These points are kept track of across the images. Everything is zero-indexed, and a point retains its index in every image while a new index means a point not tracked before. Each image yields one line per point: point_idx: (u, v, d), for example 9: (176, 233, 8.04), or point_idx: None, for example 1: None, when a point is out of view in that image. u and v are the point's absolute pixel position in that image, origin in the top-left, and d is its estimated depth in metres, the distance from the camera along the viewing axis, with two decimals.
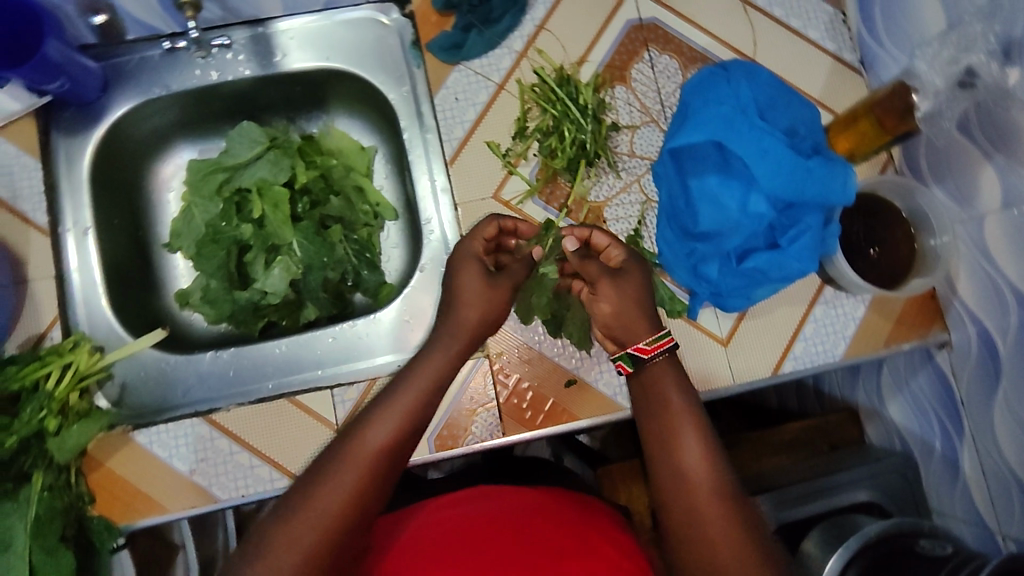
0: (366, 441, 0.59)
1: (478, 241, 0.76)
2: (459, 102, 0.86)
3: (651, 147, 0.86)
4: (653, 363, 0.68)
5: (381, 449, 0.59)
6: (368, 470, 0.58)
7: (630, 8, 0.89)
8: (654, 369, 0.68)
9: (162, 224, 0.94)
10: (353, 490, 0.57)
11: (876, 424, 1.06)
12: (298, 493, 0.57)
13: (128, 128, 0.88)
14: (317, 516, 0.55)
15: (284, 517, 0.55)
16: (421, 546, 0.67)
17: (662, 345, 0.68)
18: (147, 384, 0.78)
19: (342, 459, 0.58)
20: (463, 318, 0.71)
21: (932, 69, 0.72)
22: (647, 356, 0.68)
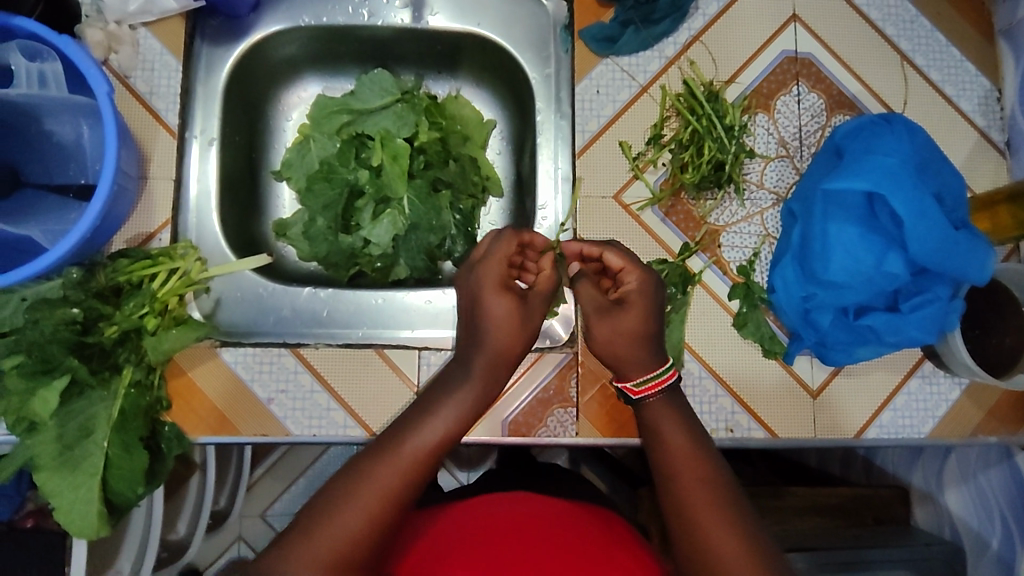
0: (405, 451, 0.59)
1: (495, 262, 0.71)
2: (600, 95, 0.84)
3: (781, 183, 0.84)
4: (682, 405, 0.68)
5: (415, 459, 0.59)
6: (402, 481, 0.58)
7: (788, 39, 0.87)
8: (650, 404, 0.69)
9: (275, 152, 0.93)
10: (387, 497, 0.57)
11: (927, 508, 1.05)
12: (336, 490, 0.57)
13: (267, 51, 0.87)
14: (347, 528, 0.55)
15: (318, 516, 0.56)
16: (452, 543, 0.68)
17: (653, 385, 0.69)
18: (242, 305, 0.79)
19: (379, 464, 0.59)
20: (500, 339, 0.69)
21: None
22: (635, 396, 0.69)
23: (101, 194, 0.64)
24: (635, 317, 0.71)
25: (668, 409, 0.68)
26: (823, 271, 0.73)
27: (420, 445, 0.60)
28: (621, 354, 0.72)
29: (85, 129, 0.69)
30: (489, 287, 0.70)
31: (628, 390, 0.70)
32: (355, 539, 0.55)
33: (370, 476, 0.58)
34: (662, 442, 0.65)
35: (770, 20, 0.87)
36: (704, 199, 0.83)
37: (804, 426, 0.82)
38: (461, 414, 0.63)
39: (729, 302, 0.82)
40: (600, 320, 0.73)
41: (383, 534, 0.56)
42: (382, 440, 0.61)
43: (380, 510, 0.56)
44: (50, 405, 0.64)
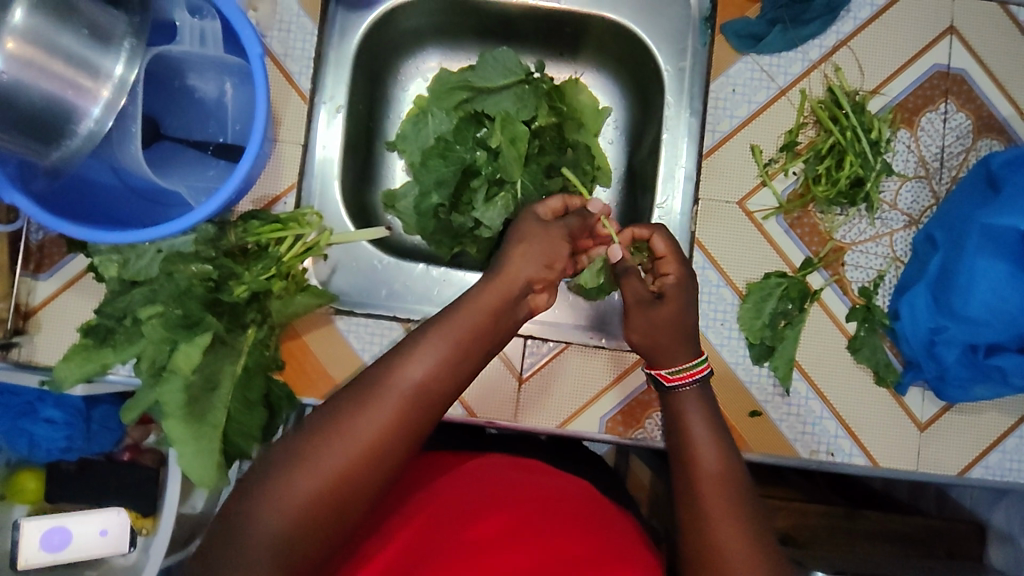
0: (419, 359, 0.58)
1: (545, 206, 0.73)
2: (735, 94, 0.81)
3: (916, 206, 0.80)
4: None
5: (420, 389, 0.57)
6: (408, 406, 0.57)
7: (942, 51, 0.82)
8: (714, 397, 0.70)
9: (391, 123, 0.92)
10: (402, 401, 0.56)
11: (1004, 549, 1.02)
12: (350, 398, 0.57)
13: (397, 20, 0.86)
14: (347, 446, 0.54)
15: (329, 422, 0.55)
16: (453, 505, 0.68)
17: (689, 375, 0.70)
18: (356, 276, 0.79)
19: (388, 383, 0.57)
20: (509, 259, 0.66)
21: None
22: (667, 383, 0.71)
23: (248, 156, 0.65)
24: (671, 311, 0.72)
25: (701, 402, 0.70)
26: (962, 305, 0.70)
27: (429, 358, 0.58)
28: (661, 342, 0.72)
29: (229, 88, 0.69)
30: (529, 220, 0.70)
31: (662, 376, 0.71)
32: (369, 448, 0.55)
33: (385, 384, 0.57)
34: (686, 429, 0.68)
35: (926, 29, 0.82)
36: (833, 214, 0.80)
37: (908, 456, 0.80)
38: (476, 326, 0.61)
39: (846, 323, 0.80)
40: (640, 313, 0.73)
41: (396, 444, 0.56)
42: (399, 349, 0.60)
43: (386, 429, 0.56)
44: (194, 358, 0.64)
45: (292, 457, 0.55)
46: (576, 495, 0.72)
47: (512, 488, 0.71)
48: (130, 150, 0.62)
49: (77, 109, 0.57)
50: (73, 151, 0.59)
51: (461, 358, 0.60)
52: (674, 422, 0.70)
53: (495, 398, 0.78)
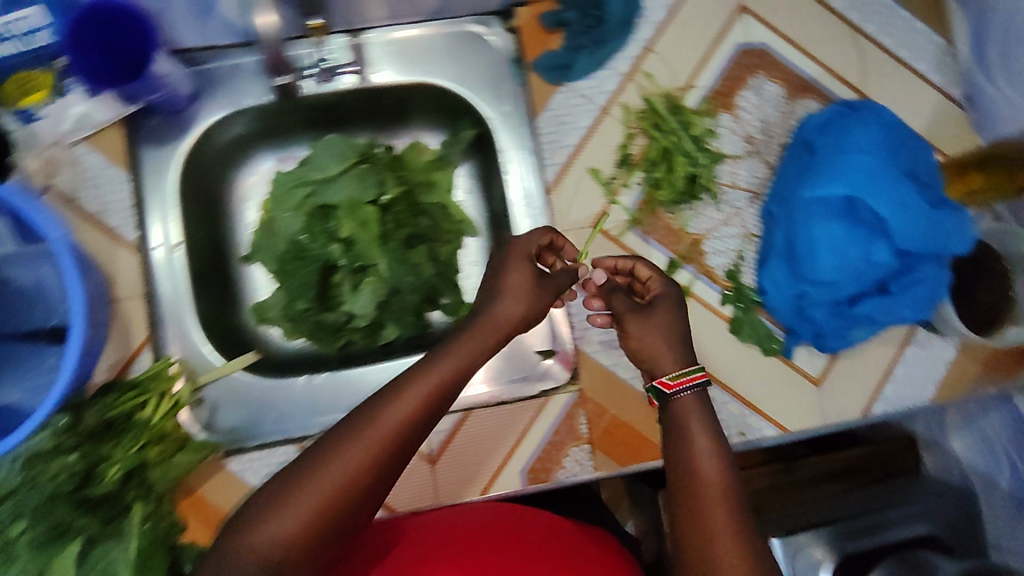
0: (408, 397, 0.58)
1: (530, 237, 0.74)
2: (562, 125, 0.82)
3: (754, 180, 0.84)
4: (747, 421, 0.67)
5: (397, 430, 0.56)
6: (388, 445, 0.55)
7: (739, 33, 0.85)
8: (680, 404, 0.68)
9: (241, 237, 0.89)
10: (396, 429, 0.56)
11: (934, 454, 1.09)
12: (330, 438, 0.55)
13: (214, 138, 0.82)
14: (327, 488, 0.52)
15: (313, 467, 0.53)
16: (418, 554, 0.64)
17: (688, 379, 0.69)
18: (238, 409, 0.77)
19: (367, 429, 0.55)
20: (498, 313, 0.68)
21: None
22: (669, 390, 0.69)
23: (76, 338, 0.62)
24: (665, 318, 0.74)
25: (701, 408, 0.68)
26: (812, 271, 0.73)
27: (417, 396, 0.58)
28: (655, 350, 0.73)
29: (44, 271, 0.66)
30: (520, 261, 0.72)
31: (662, 383, 0.70)
32: (353, 489, 0.53)
33: (372, 423, 0.55)
34: (682, 437, 0.65)
35: (719, 15, 0.85)
36: (682, 211, 0.83)
37: (813, 412, 0.83)
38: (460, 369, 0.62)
39: (721, 308, 0.82)
40: (634, 320, 0.74)
41: (382, 482, 0.54)
42: (384, 392, 0.58)
43: (365, 471, 0.53)
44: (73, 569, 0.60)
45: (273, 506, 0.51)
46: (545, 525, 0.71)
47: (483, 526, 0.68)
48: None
49: None
50: None
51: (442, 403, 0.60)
52: (675, 431, 0.67)
53: (412, 487, 0.78)
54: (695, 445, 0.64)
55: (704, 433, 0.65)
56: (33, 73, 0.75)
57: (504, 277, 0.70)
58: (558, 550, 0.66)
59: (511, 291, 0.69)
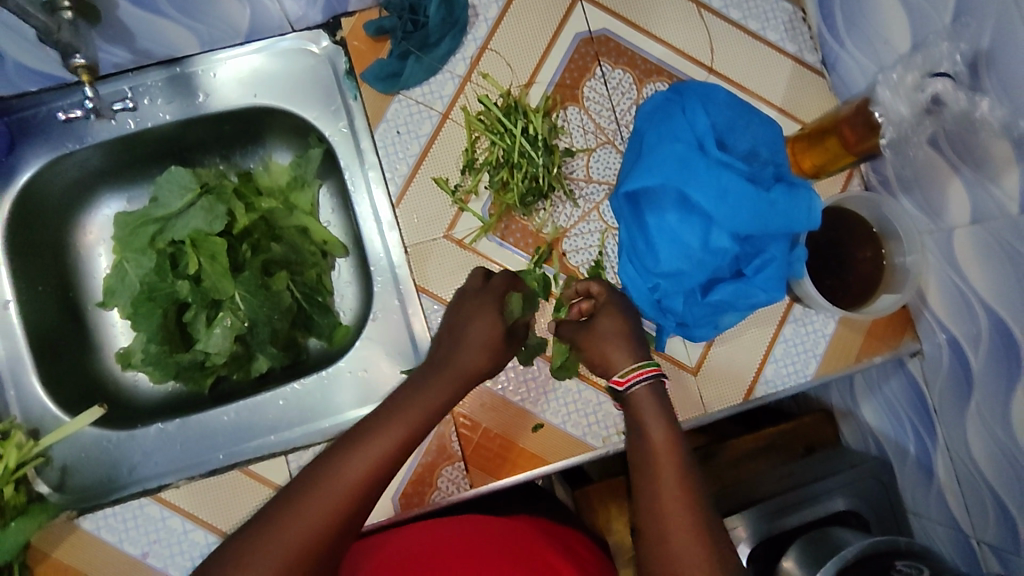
0: (402, 416, 0.60)
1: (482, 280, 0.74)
2: (401, 135, 0.80)
3: (608, 171, 0.81)
4: (647, 417, 0.65)
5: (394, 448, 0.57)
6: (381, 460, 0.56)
7: (579, 20, 0.83)
8: (635, 400, 0.66)
9: (94, 281, 0.86)
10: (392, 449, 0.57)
11: (851, 426, 1.07)
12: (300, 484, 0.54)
13: (44, 184, 0.79)
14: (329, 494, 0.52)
15: (318, 474, 0.54)
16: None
17: (640, 372, 0.67)
18: (89, 464, 0.74)
19: (360, 444, 0.56)
20: (462, 363, 0.66)
21: (897, 95, 0.65)
22: (621, 388, 0.68)
23: None
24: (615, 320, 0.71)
25: (657, 405, 0.66)
26: (655, 266, 0.71)
27: (407, 423, 0.59)
28: (619, 359, 0.69)
29: None
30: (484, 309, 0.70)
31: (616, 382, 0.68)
32: (326, 528, 0.51)
33: (370, 436, 0.57)
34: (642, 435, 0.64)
35: (555, 5, 0.82)
36: (536, 211, 0.80)
37: (693, 401, 0.81)
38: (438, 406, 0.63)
39: None
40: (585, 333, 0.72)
41: (355, 519, 0.53)
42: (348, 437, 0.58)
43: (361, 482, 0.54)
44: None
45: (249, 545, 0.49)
46: (495, 535, 0.72)
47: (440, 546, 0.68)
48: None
49: None
50: None
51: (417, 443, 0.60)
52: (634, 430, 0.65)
53: None
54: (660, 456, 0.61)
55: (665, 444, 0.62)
56: None
57: (469, 328, 0.69)
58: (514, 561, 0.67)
59: (477, 346, 0.68)
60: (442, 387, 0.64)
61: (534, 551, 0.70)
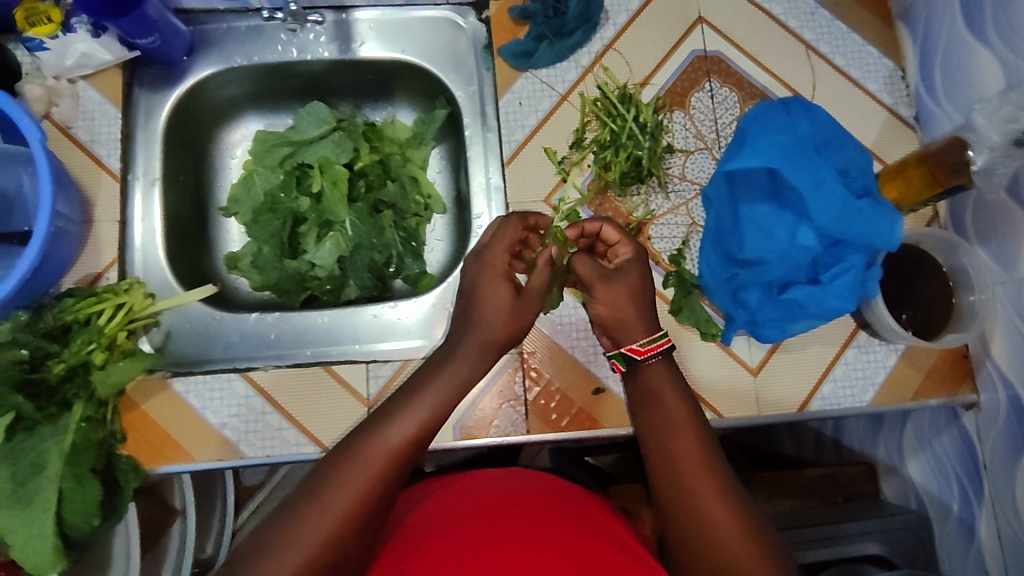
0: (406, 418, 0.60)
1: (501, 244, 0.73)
2: (523, 106, 0.88)
3: (702, 174, 0.87)
4: (665, 390, 0.68)
5: (395, 450, 0.58)
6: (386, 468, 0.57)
7: (697, 39, 0.91)
8: (648, 370, 0.70)
9: (222, 188, 0.96)
10: (394, 451, 0.58)
11: (893, 482, 1.06)
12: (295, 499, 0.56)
13: (207, 93, 0.91)
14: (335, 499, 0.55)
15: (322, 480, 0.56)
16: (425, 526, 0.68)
17: (657, 346, 0.70)
18: (190, 335, 0.81)
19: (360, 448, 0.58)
20: (483, 335, 0.67)
21: (990, 124, 0.71)
22: (641, 356, 0.70)
23: (39, 235, 0.66)
24: (633, 278, 0.74)
25: (669, 374, 0.69)
26: (740, 250, 0.76)
27: (411, 425, 0.60)
28: (628, 317, 0.72)
29: (27, 178, 0.73)
30: (496, 277, 0.70)
31: (635, 349, 0.70)
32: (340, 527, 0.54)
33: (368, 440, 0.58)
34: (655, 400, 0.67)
35: (678, 23, 0.91)
36: (630, 195, 0.87)
37: (749, 401, 0.84)
38: (425, 419, 0.61)
39: (663, 290, 0.85)
40: (605, 285, 0.74)
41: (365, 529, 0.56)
42: (336, 456, 0.58)
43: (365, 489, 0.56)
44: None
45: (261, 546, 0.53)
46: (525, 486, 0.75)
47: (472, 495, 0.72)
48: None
49: None
50: None
51: (420, 448, 0.60)
52: (647, 396, 0.68)
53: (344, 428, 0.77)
54: (673, 416, 0.65)
55: (676, 408, 0.66)
56: (41, 5, 0.79)
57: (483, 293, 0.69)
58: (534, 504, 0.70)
59: (496, 314, 0.67)
60: (432, 395, 0.62)
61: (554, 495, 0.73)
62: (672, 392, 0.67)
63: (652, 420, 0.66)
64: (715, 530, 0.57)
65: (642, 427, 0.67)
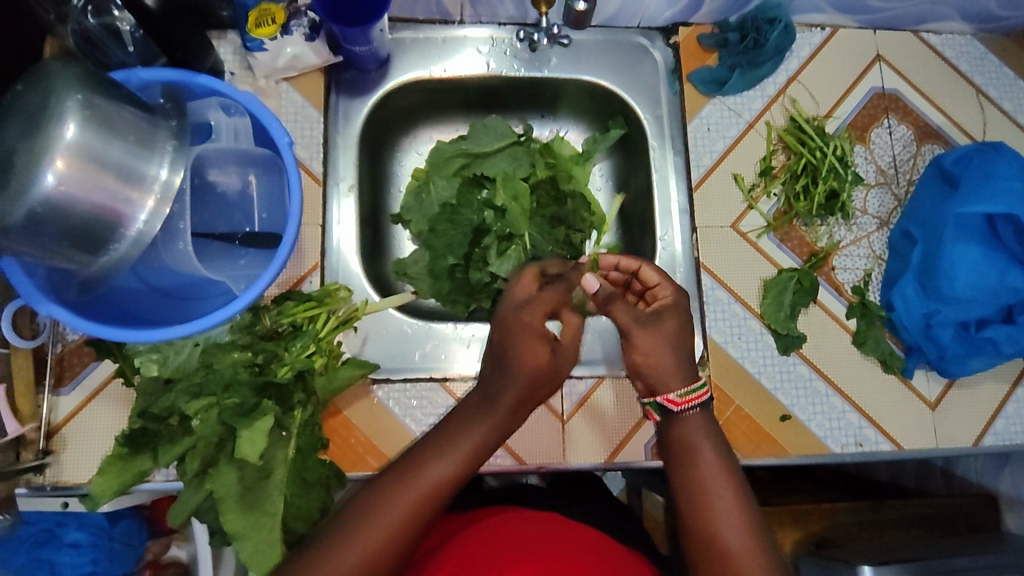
0: (458, 446, 0.60)
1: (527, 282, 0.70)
2: (711, 132, 0.90)
3: (883, 209, 0.89)
4: (698, 441, 0.65)
5: (444, 479, 0.58)
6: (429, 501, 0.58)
7: (875, 76, 0.93)
8: (687, 421, 0.67)
9: (394, 195, 0.96)
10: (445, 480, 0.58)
11: (1017, 513, 1.02)
12: (340, 534, 0.56)
13: (394, 100, 0.91)
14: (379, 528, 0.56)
15: (370, 502, 0.57)
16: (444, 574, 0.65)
17: (696, 398, 0.67)
18: (387, 342, 0.81)
19: (411, 478, 0.58)
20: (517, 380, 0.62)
21: None
22: (677, 408, 0.67)
23: (286, 245, 0.67)
24: (672, 327, 0.70)
25: (705, 427, 0.67)
26: (949, 288, 0.79)
27: (459, 453, 0.60)
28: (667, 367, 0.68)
29: (253, 178, 0.74)
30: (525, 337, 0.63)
31: (673, 401, 0.67)
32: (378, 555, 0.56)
33: (420, 468, 0.59)
34: (690, 460, 0.64)
35: (858, 59, 0.93)
36: (817, 226, 0.88)
37: (926, 434, 0.85)
38: (477, 449, 0.60)
39: (847, 320, 0.86)
40: (644, 331, 0.69)
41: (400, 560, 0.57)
42: (386, 477, 0.59)
43: (408, 517, 0.57)
44: (261, 445, 0.63)
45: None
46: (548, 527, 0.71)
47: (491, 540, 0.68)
48: (178, 247, 0.66)
49: (123, 217, 0.59)
50: (120, 256, 0.60)
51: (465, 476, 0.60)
52: (678, 451, 0.66)
53: (539, 442, 0.80)
54: (710, 481, 0.63)
55: (715, 471, 0.63)
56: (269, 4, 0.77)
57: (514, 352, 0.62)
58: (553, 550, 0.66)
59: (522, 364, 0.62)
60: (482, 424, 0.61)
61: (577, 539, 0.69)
62: (707, 448, 0.65)
63: (680, 467, 0.65)
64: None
65: (671, 469, 0.66)
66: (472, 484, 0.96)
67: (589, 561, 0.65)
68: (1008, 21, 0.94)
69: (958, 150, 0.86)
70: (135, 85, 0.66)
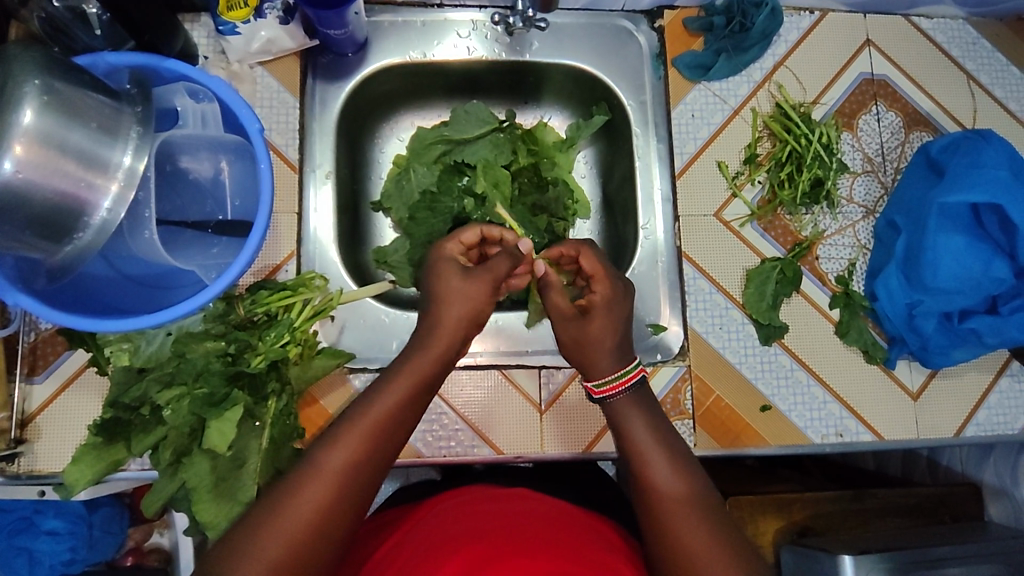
0: (374, 414, 0.62)
1: (454, 241, 0.77)
2: (695, 119, 0.88)
3: (870, 197, 0.88)
4: (631, 417, 0.70)
5: (362, 445, 0.60)
6: (350, 471, 0.58)
7: (865, 61, 0.91)
8: (618, 404, 0.71)
9: (374, 182, 0.95)
10: (362, 447, 0.60)
11: (1000, 503, 1.02)
12: (262, 512, 0.56)
13: (373, 86, 0.89)
14: (309, 497, 0.56)
15: (299, 474, 0.58)
16: (418, 549, 0.67)
17: (614, 386, 0.72)
18: (364, 331, 0.81)
19: (331, 447, 0.59)
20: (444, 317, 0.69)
21: None
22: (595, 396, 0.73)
23: (257, 230, 0.66)
24: (608, 314, 0.75)
25: (636, 404, 0.71)
26: (932, 278, 0.78)
27: (373, 420, 0.61)
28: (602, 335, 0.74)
29: (225, 165, 0.73)
30: (450, 263, 0.74)
31: (590, 390, 0.73)
32: (311, 524, 0.56)
33: (340, 437, 0.60)
34: (626, 433, 0.69)
35: (848, 44, 0.91)
36: (801, 214, 0.87)
37: (906, 425, 0.85)
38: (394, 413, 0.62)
39: (830, 310, 0.85)
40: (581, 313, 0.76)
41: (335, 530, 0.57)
42: (310, 452, 0.59)
43: (336, 486, 0.57)
44: (230, 435, 0.62)
45: (235, 553, 0.54)
46: (507, 503, 0.73)
47: (455, 518, 0.71)
48: (145, 236, 0.65)
49: (87, 204, 0.58)
50: (85, 244, 0.60)
51: (387, 443, 0.61)
52: (616, 428, 0.70)
53: (517, 432, 0.80)
54: (645, 450, 0.67)
55: (648, 441, 0.67)
56: None
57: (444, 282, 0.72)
58: (513, 521, 0.69)
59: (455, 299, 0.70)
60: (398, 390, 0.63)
61: (534, 511, 0.72)
62: (639, 420, 0.70)
63: (625, 450, 0.68)
64: (696, 548, 0.60)
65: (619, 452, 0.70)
66: (453, 472, 0.96)
67: (547, 530, 0.68)
68: (1002, 5, 0.92)
69: (950, 136, 0.84)
70: (102, 70, 0.65)
